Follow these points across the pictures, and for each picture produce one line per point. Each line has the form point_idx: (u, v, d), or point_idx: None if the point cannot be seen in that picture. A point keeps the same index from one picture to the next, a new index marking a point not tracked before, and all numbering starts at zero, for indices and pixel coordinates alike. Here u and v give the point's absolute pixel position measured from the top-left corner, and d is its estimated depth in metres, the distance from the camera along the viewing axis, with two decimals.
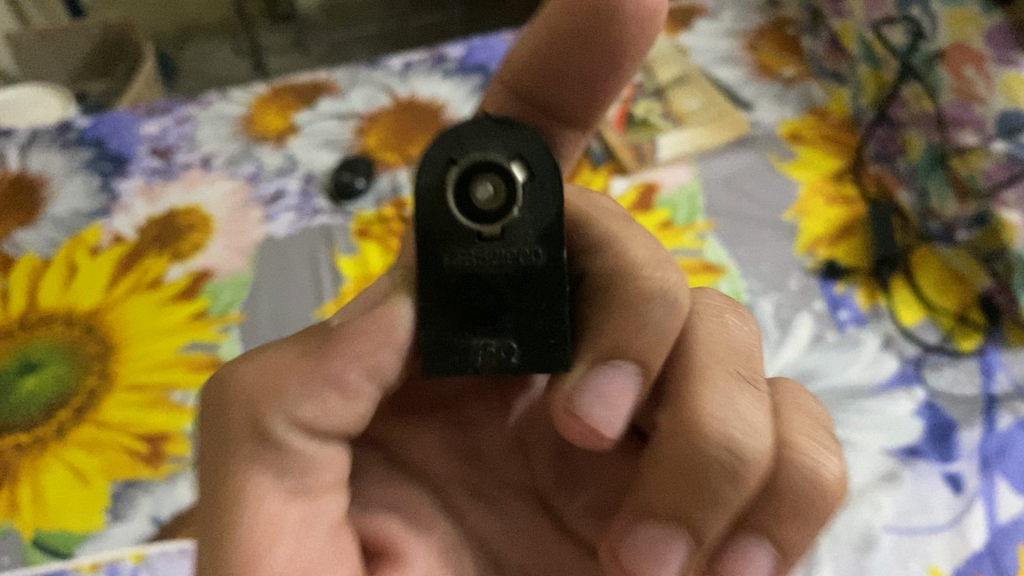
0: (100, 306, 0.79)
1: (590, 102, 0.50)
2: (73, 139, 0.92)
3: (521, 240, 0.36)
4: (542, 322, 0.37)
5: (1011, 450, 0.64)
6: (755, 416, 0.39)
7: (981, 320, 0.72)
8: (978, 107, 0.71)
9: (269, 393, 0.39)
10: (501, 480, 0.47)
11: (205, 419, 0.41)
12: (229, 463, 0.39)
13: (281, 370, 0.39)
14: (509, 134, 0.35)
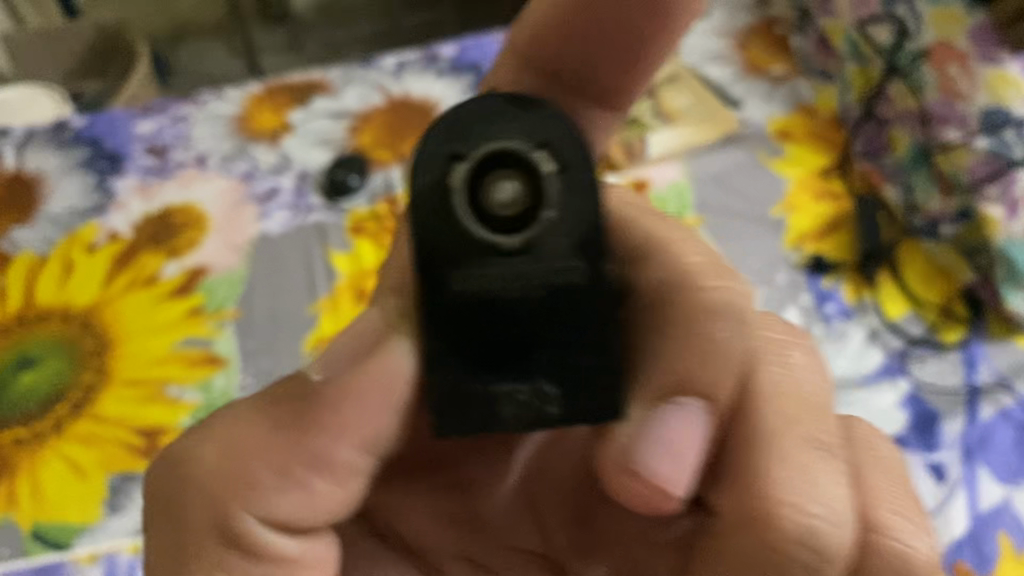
0: (97, 302, 0.80)
1: (626, 68, 0.43)
2: (69, 138, 0.92)
3: (552, 253, 0.34)
4: (581, 357, 0.36)
5: (992, 439, 0.66)
6: (838, 494, 0.37)
7: (964, 312, 0.73)
8: (961, 105, 0.72)
9: (245, 478, 0.38)
10: (507, 547, 0.46)
11: (157, 492, 0.40)
12: (189, 558, 0.39)
13: (252, 449, 0.38)
14: (529, 121, 0.34)
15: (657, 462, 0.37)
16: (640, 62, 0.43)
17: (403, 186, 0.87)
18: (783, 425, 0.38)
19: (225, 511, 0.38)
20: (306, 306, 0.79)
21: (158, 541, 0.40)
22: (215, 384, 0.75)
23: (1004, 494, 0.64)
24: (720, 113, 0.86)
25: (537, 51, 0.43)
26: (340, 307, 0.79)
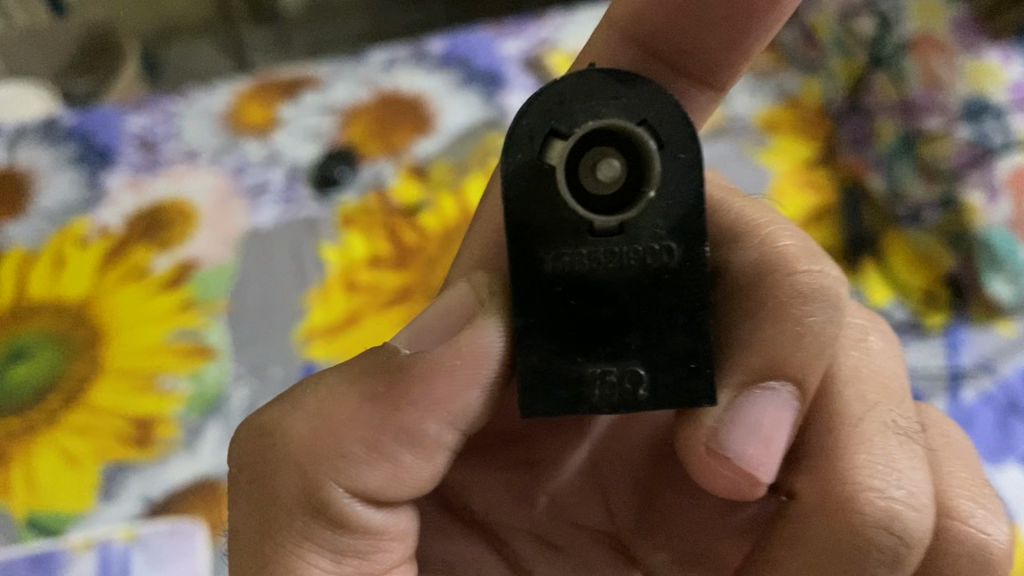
0: (90, 295, 0.81)
1: (729, 46, 0.47)
2: (61, 134, 0.93)
3: (646, 233, 0.35)
4: (676, 340, 0.36)
5: (975, 422, 0.67)
6: (917, 482, 0.39)
7: (945, 295, 0.74)
8: (941, 95, 0.74)
9: (337, 447, 0.38)
10: (574, 523, 0.47)
11: (248, 467, 0.40)
12: (275, 532, 0.38)
13: (346, 415, 0.38)
14: (631, 95, 0.34)
15: (743, 445, 0.38)
16: (738, 44, 0.47)
17: (394, 178, 0.88)
18: (862, 412, 0.41)
19: (315, 481, 0.38)
20: (297, 297, 0.80)
21: (243, 517, 0.40)
22: (207, 374, 0.75)
23: (984, 475, 0.65)
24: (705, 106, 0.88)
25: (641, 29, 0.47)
26: (332, 299, 0.79)
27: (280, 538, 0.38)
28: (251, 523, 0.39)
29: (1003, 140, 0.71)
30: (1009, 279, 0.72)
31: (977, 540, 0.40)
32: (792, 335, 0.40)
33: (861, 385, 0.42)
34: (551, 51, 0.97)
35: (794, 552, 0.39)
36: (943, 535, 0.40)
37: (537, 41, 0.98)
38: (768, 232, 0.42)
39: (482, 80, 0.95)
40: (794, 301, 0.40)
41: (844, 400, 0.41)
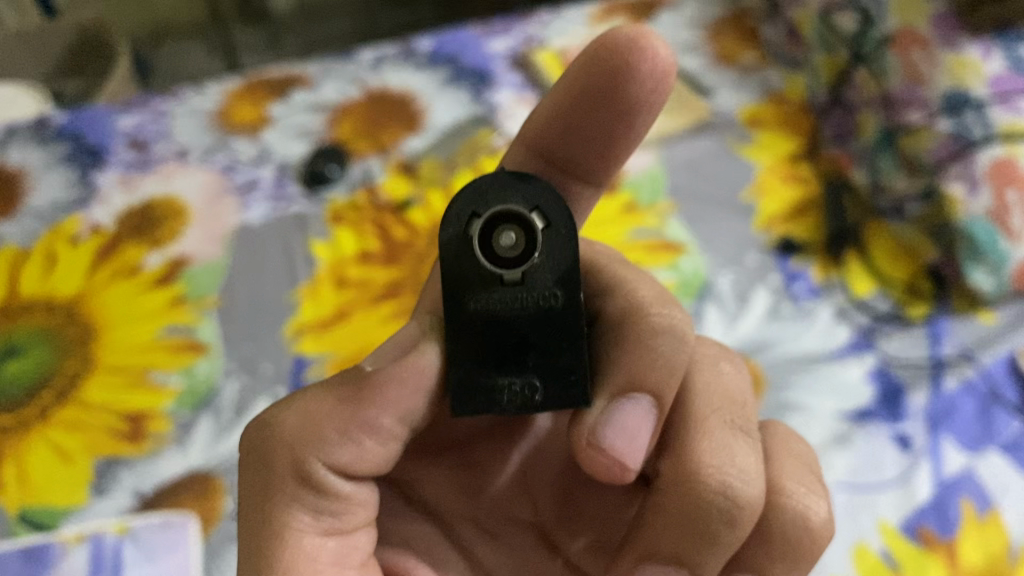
0: (82, 292, 0.81)
1: (609, 155, 0.48)
2: (52, 134, 0.93)
3: (540, 283, 0.39)
4: (562, 359, 0.40)
5: (956, 410, 0.68)
6: (750, 463, 0.43)
7: (928, 288, 0.75)
8: (923, 89, 0.75)
9: (320, 430, 0.41)
10: (507, 516, 0.49)
11: (248, 460, 0.43)
12: (272, 503, 0.41)
13: (330, 401, 0.41)
14: (526, 187, 0.39)
15: (613, 437, 0.41)
16: (620, 150, 0.48)
17: (383, 176, 0.88)
18: (709, 411, 0.44)
19: (300, 455, 0.41)
20: (286, 293, 0.80)
21: (246, 498, 0.43)
22: (198, 369, 0.76)
23: (966, 463, 0.65)
24: (690, 103, 0.89)
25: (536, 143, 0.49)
26: (321, 296, 0.80)
27: (273, 509, 0.41)
28: (252, 499, 0.42)
29: (982, 133, 0.71)
30: (989, 271, 0.72)
31: (799, 509, 0.44)
32: (647, 359, 0.43)
33: (709, 396, 0.45)
34: (538, 48, 0.97)
35: (657, 517, 0.43)
36: (773, 509, 0.44)
37: (525, 38, 0.99)
38: (630, 285, 0.45)
39: (471, 78, 0.95)
40: (653, 309, 0.44)
41: (694, 405, 0.45)
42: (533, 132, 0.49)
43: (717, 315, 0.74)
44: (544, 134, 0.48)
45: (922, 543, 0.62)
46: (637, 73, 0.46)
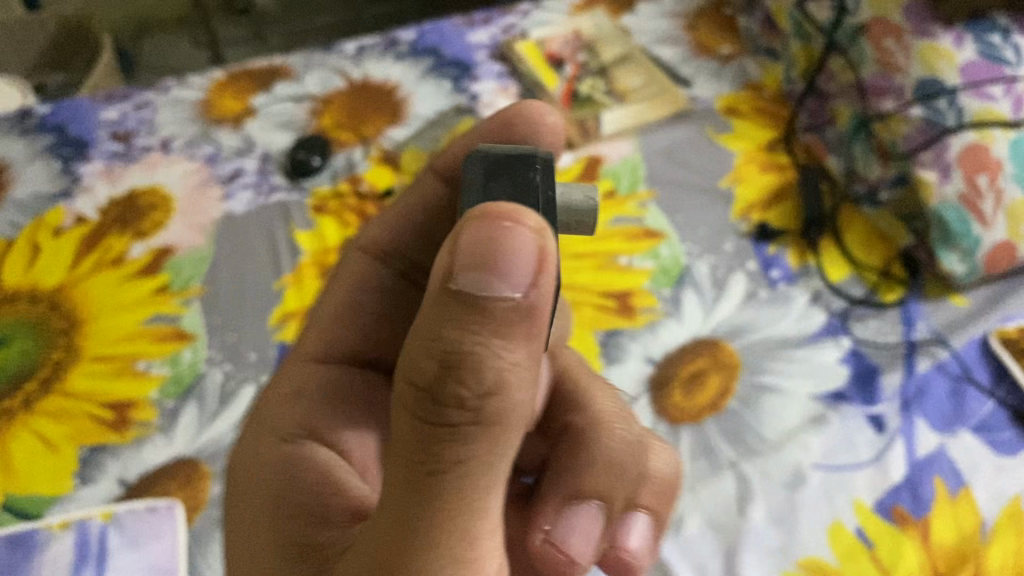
0: (65, 283, 0.81)
1: None
2: (34, 126, 0.94)
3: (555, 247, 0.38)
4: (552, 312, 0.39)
5: (929, 391, 0.69)
6: (626, 417, 0.54)
7: (902, 274, 0.76)
8: (898, 77, 0.76)
9: (444, 359, 0.31)
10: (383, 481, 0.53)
11: (432, 447, 0.32)
12: (427, 491, 0.33)
13: (425, 323, 0.31)
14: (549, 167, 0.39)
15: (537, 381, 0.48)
16: None
17: (366, 165, 0.89)
18: (588, 384, 0.56)
19: (443, 400, 0.31)
20: (271, 283, 0.81)
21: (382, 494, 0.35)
22: (183, 358, 0.77)
23: (939, 442, 0.66)
24: (670, 91, 0.90)
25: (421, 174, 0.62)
26: (305, 283, 0.81)
27: (427, 498, 0.33)
28: (398, 499, 0.33)
29: (955, 120, 0.73)
30: (961, 257, 0.72)
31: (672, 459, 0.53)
32: None
33: (575, 367, 0.58)
34: (519, 37, 0.97)
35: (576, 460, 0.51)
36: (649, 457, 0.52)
37: (506, 29, 1.00)
38: None
39: (453, 68, 0.96)
40: None
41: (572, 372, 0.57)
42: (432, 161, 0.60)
43: (694, 300, 0.75)
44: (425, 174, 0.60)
45: (896, 521, 0.63)
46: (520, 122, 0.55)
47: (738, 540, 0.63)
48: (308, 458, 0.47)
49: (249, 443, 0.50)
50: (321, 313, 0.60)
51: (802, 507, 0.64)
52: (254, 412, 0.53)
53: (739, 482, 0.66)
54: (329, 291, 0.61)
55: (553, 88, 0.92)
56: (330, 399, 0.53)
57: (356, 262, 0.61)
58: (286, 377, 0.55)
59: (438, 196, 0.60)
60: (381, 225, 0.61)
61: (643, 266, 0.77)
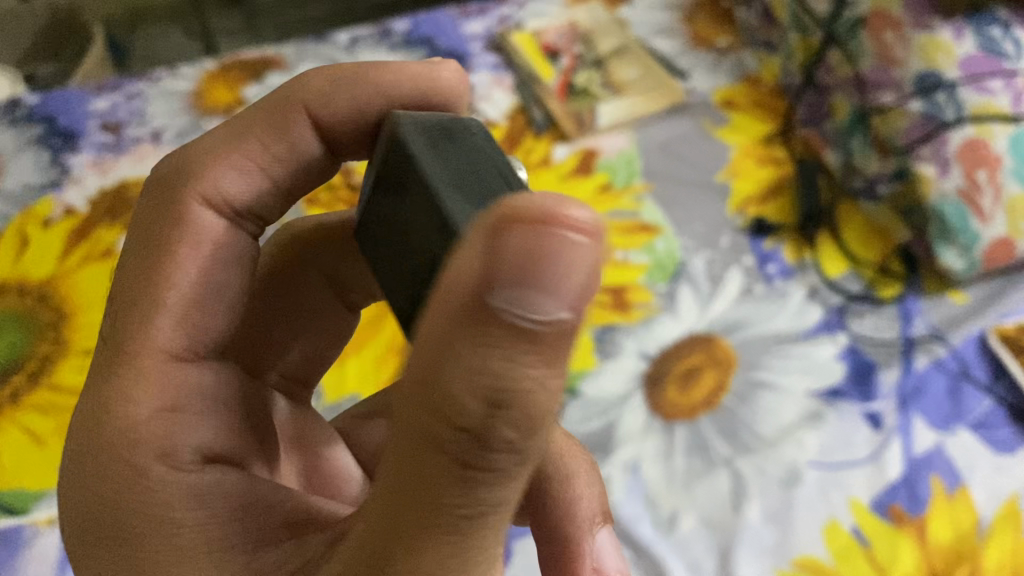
0: (54, 275, 0.80)
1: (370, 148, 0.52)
2: (22, 116, 0.92)
3: None
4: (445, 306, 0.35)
5: (927, 388, 0.68)
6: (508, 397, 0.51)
7: (900, 269, 0.76)
8: (897, 71, 0.75)
9: (493, 401, 0.27)
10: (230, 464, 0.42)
11: (471, 480, 0.30)
12: (439, 513, 0.30)
13: (445, 344, 0.27)
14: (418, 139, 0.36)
15: None
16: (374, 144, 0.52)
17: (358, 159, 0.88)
18: None
19: (484, 440, 0.28)
20: None
21: (380, 496, 0.32)
22: None
23: (936, 440, 0.66)
24: (667, 85, 0.89)
25: (259, 102, 0.50)
26: None
27: (445, 522, 0.31)
28: (403, 508, 0.31)
29: (954, 113, 0.71)
30: (960, 252, 0.72)
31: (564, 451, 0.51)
32: None
33: None
34: (515, 29, 0.96)
35: None
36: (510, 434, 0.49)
37: (501, 19, 0.98)
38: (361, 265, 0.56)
39: (447, 59, 0.95)
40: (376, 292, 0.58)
41: None
42: (303, 101, 0.49)
43: (689, 295, 0.74)
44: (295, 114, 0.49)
45: (892, 520, 0.63)
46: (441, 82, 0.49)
47: (732, 539, 0.62)
48: (216, 485, 0.40)
49: (120, 477, 0.40)
50: (163, 288, 0.44)
51: (798, 505, 0.64)
52: (93, 425, 0.41)
53: (734, 480, 0.65)
54: (159, 251, 0.45)
55: (549, 80, 0.90)
56: (202, 407, 0.43)
57: (201, 223, 0.46)
58: (125, 379, 0.42)
59: (312, 154, 0.49)
60: (228, 175, 0.47)
61: (639, 261, 0.77)
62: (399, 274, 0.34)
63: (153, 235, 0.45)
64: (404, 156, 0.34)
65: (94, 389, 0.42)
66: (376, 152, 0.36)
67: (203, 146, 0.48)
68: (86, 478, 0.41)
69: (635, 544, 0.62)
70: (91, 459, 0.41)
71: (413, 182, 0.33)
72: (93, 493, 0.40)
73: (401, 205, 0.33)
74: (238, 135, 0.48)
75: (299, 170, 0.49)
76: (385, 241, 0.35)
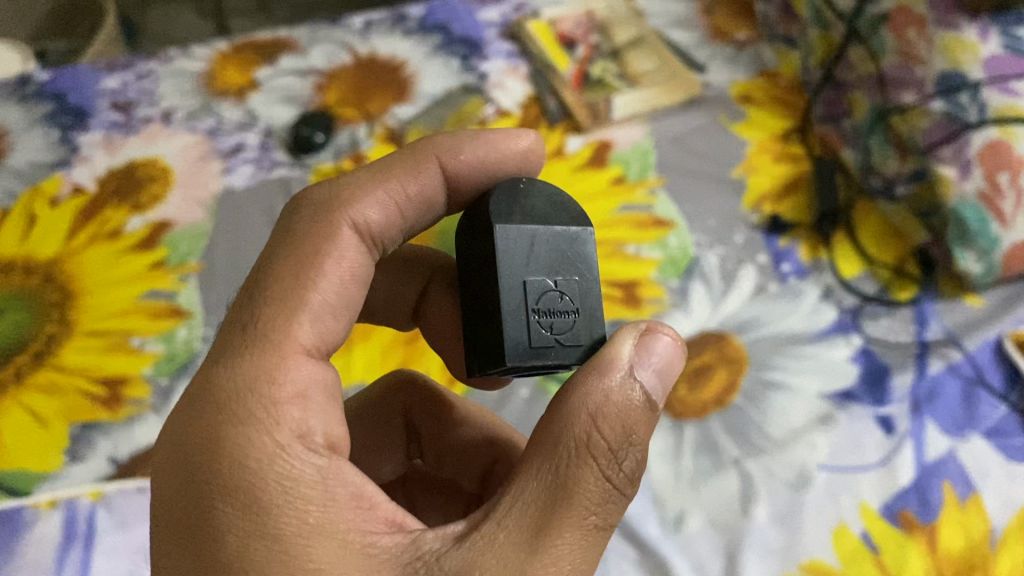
0: (60, 255, 0.80)
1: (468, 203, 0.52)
2: (33, 92, 0.91)
3: (543, 271, 0.44)
4: (518, 320, 0.43)
5: (941, 394, 0.67)
6: None
7: (916, 272, 0.74)
8: (919, 69, 0.72)
9: (629, 435, 0.39)
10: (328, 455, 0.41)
11: (598, 495, 0.38)
12: (573, 509, 0.38)
13: (602, 388, 0.40)
14: (553, 207, 0.46)
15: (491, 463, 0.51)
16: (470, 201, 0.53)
17: (369, 145, 0.87)
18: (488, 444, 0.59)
19: (619, 458, 0.39)
20: None
21: (515, 501, 0.38)
22: (178, 335, 0.75)
23: (949, 446, 0.65)
24: (683, 78, 0.87)
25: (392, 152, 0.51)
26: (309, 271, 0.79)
27: (577, 520, 0.38)
28: (544, 503, 0.38)
29: (977, 115, 0.68)
30: (978, 256, 0.71)
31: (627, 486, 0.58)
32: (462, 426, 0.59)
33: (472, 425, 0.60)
34: (531, 17, 0.95)
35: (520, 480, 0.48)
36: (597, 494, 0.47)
37: (518, 6, 0.96)
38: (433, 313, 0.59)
39: (461, 47, 0.93)
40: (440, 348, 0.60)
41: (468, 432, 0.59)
42: (436, 152, 0.50)
43: (702, 292, 0.74)
44: (425, 159, 0.49)
45: (903, 526, 0.62)
46: (505, 146, 0.51)
47: (739, 540, 0.62)
48: (340, 474, 0.39)
49: (257, 450, 0.38)
50: (305, 292, 0.43)
51: (807, 508, 0.63)
52: (230, 400, 0.39)
53: (743, 481, 0.64)
54: (305, 263, 0.44)
55: (564, 70, 0.89)
56: (328, 401, 0.41)
57: (350, 243, 0.45)
58: (269, 364, 0.40)
59: (436, 201, 0.50)
60: (371, 204, 0.47)
61: (651, 255, 0.76)
62: (527, 285, 0.43)
63: (304, 247, 0.45)
64: (573, 224, 0.46)
65: (228, 370, 0.40)
66: (525, 190, 0.46)
67: (348, 181, 0.48)
68: (213, 451, 0.38)
69: (641, 544, 0.62)
70: (226, 431, 0.39)
71: (568, 248, 0.45)
72: (219, 465, 0.38)
73: (556, 251, 0.45)
74: (381, 173, 0.49)
75: (424, 211, 0.50)
76: (526, 255, 0.44)
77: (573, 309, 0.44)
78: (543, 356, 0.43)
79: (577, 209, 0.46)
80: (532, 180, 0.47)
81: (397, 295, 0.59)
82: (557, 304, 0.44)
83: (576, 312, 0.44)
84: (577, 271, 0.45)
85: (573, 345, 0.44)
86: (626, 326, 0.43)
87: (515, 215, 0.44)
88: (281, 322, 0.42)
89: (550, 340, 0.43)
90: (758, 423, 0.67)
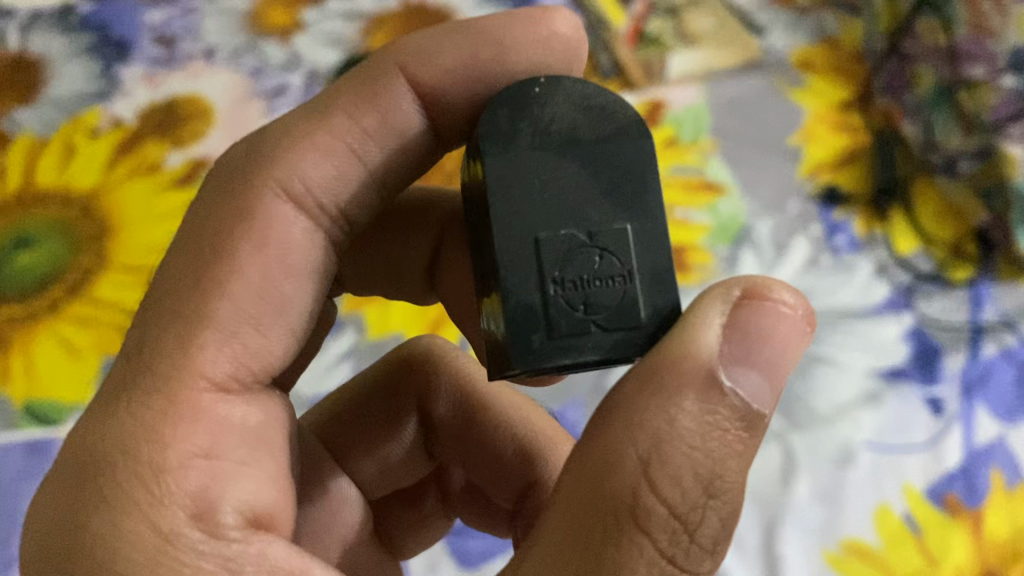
0: (99, 187, 0.79)
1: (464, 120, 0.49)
2: (76, 23, 0.89)
3: (561, 223, 0.38)
4: (530, 298, 0.37)
5: (993, 378, 0.65)
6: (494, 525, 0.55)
7: (974, 251, 0.72)
8: (990, 43, 0.71)
9: (706, 484, 0.34)
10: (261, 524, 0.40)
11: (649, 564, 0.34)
12: None
13: (667, 418, 0.34)
14: (582, 116, 0.39)
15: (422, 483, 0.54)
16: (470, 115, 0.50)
17: None
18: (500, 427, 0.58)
19: (683, 518, 0.35)
20: None
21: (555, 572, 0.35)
22: None
23: (998, 433, 0.63)
24: (740, 40, 0.85)
25: (350, 74, 0.50)
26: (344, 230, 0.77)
27: None
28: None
29: None
30: None
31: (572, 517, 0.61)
32: (489, 410, 0.58)
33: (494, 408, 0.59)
34: None
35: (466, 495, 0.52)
36: None
37: None
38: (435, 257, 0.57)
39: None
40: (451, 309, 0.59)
41: (483, 416, 0.58)
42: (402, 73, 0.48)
43: (751, 261, 0.72)
44: (390, 79, 0.48)
45: (948, 510, 0.61)
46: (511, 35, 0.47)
47: (779, 514, 0.61)
48: (259, 560, 0.38)
49: (136, 546, 0.36)
50: (214, 300, 0.42)
51: (851, 485, 0.62)
52: (98, 471, 0.38)
53: (786, 456, 0.63)
54: (219, 251, 0.43)
55: (618, 25, 0.86)
56: (245, 457, 0.41)
57: (277, 214, 0.45)
58: (157, 415, 0.39)
59: (409, 127, 0.49)
60: (312, 158, 0.47)
61: (700, 220, 0.74)
62: (541, 242, 0.37)
63: (218, 216, 0.44)
64: (612, 141, 0.39)
65: (102, 431, 0.39)
66: (543, 94, 0.39)
67: (284, 128, 0.48)
68: (78, 539, 0.37)
69: None
70: (92, 517, 0.37)
71: (603, 175, 0.38)
72: (82, 556, 0.37)
73: (592, 185, 0.38)
74: (325, 113, 0.47)
75: (395, 143, 0.49)
76: (535, 203, 0.38)
77: (623, 272, 0.38)
78: (571, 344, 0.37)
79: (622, 117, 0.39)
80: (556, 77, 0.39)
81: (402, 258, 0.57)
82: (593, 267, 0.37)
83: (626, 277, 0.38)
84: (619, 215, 0.38)
85: (614, 322, 0.37)
86: (718, 291, 0.37)
87: (521, 139, 0.38)
88: (182, 303, 0.42)
89: (584, 323, 0.37)
90: (794, 403, 0.65)
